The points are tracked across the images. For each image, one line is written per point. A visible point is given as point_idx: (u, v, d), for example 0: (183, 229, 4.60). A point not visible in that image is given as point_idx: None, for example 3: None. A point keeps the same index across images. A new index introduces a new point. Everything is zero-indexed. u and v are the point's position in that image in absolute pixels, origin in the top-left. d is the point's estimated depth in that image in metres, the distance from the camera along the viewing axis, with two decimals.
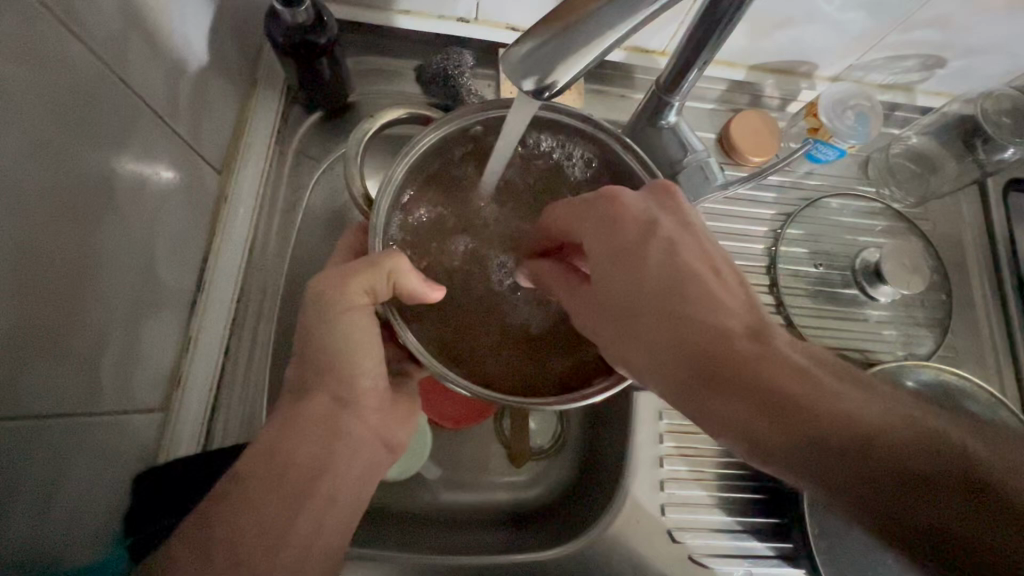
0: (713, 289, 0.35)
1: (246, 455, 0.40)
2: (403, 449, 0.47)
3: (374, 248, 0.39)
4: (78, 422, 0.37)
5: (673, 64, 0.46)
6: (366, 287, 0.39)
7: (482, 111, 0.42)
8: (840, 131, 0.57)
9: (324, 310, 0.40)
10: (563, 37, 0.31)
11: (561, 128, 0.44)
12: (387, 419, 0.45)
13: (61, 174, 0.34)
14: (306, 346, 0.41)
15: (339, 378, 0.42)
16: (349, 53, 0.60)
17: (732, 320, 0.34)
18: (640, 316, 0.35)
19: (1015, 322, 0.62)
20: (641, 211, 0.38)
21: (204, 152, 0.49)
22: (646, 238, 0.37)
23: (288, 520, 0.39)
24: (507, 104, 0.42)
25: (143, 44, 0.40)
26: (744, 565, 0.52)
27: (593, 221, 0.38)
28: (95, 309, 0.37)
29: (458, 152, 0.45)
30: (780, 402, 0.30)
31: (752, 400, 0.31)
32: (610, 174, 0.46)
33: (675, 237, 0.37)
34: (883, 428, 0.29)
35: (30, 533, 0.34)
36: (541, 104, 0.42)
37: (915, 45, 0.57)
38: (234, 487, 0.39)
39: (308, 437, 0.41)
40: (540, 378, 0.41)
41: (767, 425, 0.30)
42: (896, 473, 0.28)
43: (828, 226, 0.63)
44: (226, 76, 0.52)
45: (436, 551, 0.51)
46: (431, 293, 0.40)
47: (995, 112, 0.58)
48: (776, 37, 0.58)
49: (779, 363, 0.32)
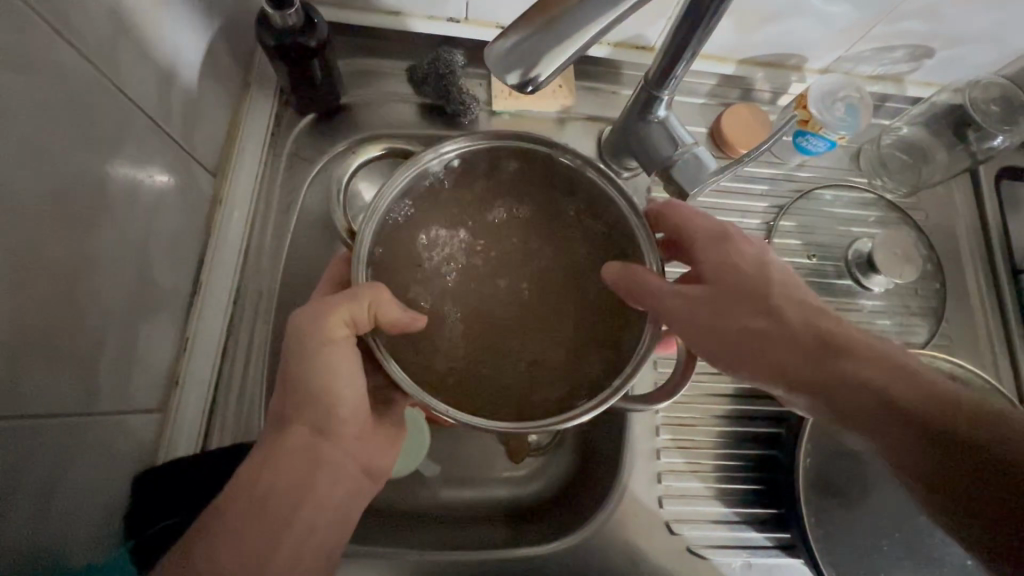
0: (775, 303, 0.39)
1: (230, 484, 0.40)
2: (384, 477, 0.48)
3: (359, 278, 0.39)
4: (74, 423, 0.37)
5: (660, 61, 0.47)
6: (346, 318, 0.38)
7: (466, 141, 0.42)
8: (829, 122, 0.58)
9: (305, 343, 0.40)
10: (545, 32, 0.32)
11: (539, 161, 0.43)
12: (366, 441, 0.46)
13: (55, 176, 0.34)
14: (289, 375, 0.41)
15: (318, 411, 0.42)
16: (342, 55, 0.61)
17: (791, 315, 0.39)
18: (735, 307, 0.40)
19: (1009, 310, 0.63)
20: (711, 244, 0.42)
21: (197, 154, 0.50)
22: (724, 252, 0.42)
23: (290, 514, 0.41)
24: (487, 134, 0.42)
25: (134, 50, 0.41)
26: (744, 556, 0.52)
27: (705, 239, 0.43)
28: (92, 310, 0.38)
29: (433, 180, 0.42)
30: (831, 372, 0.37)
31: (806, 362, 0.38)
32: (579, 203, 0.43)
33: (734, 256, 0.41)
34: (904, 406, 0.35)
35: (34, 534, 0.34)
36: (526, 134, 0.41)
37: (903, 35, 0.57)
38: (217, 519, 0.39)
39: (297, 466, 0.42)
40: (518, 392, 0.40)
41: (827, 382, 0.37)
42: (944, 445, 0.34)
43: (821, 217, 0.63)
44: (219, 80, 0.53)
45: (437, 546, 0.52)
46: (413, 322, 0.38)
47: (984, 100, 0.59)
48: (764, 31, 0.58)
49: (825, 348, 0.38)
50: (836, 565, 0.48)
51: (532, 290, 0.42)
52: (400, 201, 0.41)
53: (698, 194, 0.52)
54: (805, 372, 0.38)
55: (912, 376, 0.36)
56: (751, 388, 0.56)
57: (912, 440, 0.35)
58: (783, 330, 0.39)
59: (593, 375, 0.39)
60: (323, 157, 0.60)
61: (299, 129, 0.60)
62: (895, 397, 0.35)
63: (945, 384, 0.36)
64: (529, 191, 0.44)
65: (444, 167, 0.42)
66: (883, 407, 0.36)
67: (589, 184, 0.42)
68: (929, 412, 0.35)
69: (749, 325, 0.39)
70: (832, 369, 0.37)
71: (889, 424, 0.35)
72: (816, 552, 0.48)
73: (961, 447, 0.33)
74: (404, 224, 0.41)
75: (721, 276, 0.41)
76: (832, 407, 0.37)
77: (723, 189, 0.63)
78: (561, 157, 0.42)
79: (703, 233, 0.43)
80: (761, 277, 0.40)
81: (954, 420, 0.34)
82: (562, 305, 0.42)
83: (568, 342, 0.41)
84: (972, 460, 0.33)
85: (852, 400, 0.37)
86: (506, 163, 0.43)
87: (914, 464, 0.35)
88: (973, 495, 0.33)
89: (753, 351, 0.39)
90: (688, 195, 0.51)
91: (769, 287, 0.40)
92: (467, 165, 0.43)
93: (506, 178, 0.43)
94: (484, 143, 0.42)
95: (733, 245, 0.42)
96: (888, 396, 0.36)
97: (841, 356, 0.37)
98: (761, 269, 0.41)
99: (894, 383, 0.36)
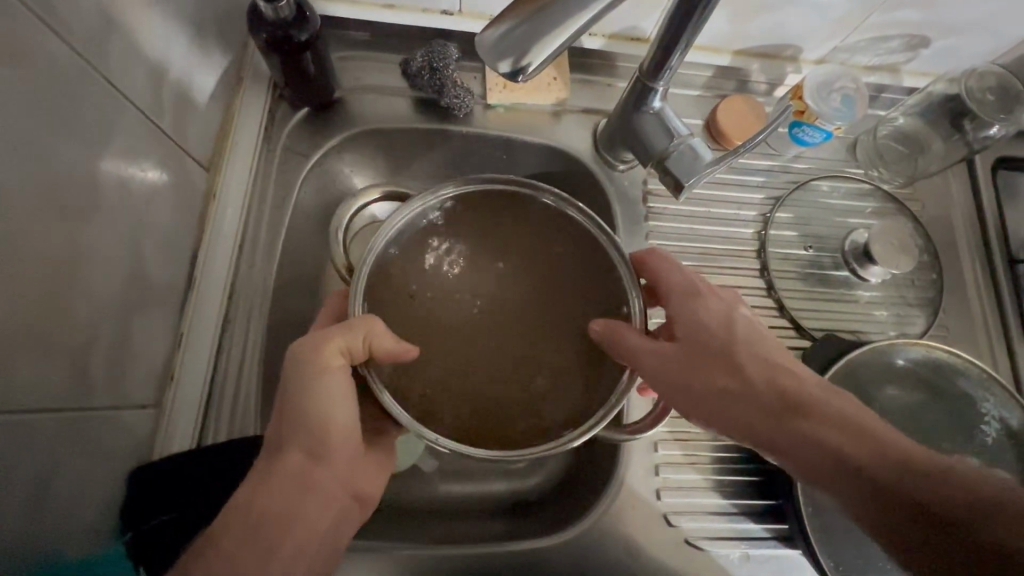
0: (738, 360, 0.41)
1: (223, 512, 0.39)
2: (373, 506, 0.47)
3: (355, 310, 0.41)
4: (65, 418, 0.37)
5: (655, 51, 0.46)
6: (341, 349, 0.40)
7: (453, 190, 0.45)
8: (825, 113, 0.57)
9: (303, 373, 0.40)
10: (536, 19, 0.32)
11: (521, 203, 0.46)
12: (358, 468, 0.45)
13: (43, 166, 0.34)
14: (284, 403, 0.41)
15: (313, 435, 0.41)
16: (334, 49, 0.61)
17: (752, 372, 0.41)
18: (702, 364, 0.42)
19: (1006, 300, 0.62)
20: (683, 300, 0.44)
21: (190, 149, 0.49)
22: (694, 307, 0.44)
23: (286, 528, 0.40)
24: (473, 180, 0.45)
25: (123, 42, 0.40)
26: (742, 547, 0.52)
27: (678, 293, 0.45)
28: (83, 305, 0.37)
29: (427, 224, 0.45)
30: (788, 428, 0.40)
31: (765, 417, 0.40)
32: (565, 240, 0.46)
33: (702, 312, 0.43)
34: (858, 462, 0.37)
35: (26, 530, 0.34)
36: (509, 179, 0.45)
37: (898, 25, 0.57)
38: (208, 548, 0.38)
39: (287, 491, 0.40)
40: (508, 420, 0.41)
41: (785, 438, 0.40)
42: (906, 499, 0.36)
43: (817, 209, 0.63)
44: (211, 72, 0.52)
45: (436, 541, 0.51)
46: (408, 352, 0.40)
47: (980, 89, 0.59)
48: (758, 23, 0.58)
49: (783, 404, 0.40)
50: (832, 553, 0.48)
51: (520, 319, 0.44)
52: (395, 243, 0.44)
53: (693, 185, 0.51)
54: (772, 428, 0.40)
55: (871, 432, 0.38)
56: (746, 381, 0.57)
57: (871, 493, 0.36)
58: (747, 388, 0.41)
59: (584, 403, 0.41)
60: (318, 151, 0.59)
61: (293, 122, 0.59)
62: (848, 452, 0.38)
63: (898, 439, 0.38)
64: (516, 229, 0.46)
65: (439, 210, 0.45)
66: (838, 462, 0.38)
67: (573, 222, 0.45)
68: (882, 467, 0.37)
69: (719, 381, 0.41)
70: (796, 425, 0.39)
71: (844, 477, 0.37)
72: (814, 542, 0.48)
73: (921, 500, 0.35)
74: (401, 262, 0.44)
75: (691, 332, 0.43)
76: (791, 461, 0.40)
77: (719, 181, 0.63)
78: (540, 198, 0.46)
79: (676, 287, 0.45)
80: (732, 333, 0.42)
81: (907, 475, 0.36)
82: (551, 332, 0.43)
83: (556, 369, 0.42)
84: (949, 518, 0.34)
85: (812, 455, 0.39)
86: (491, 206, 0.46)
87: (881, 511, 0.36)
88: (948, 549, 0.34)
89: (723, 406, 0.41)
90: (684, 186, 0.51)
91: (740, 343, 0.42)
92: (461, 208, 0.46)
93: (493, 219, 0.46)
94: (470, 189, 0.45)
95: (702, 299, 0.44)
96: (841, 451, 0.38)
97: (803, 413, 0.39)
98: (727, 325, 0.43)
99: (848, 438, 0.38)
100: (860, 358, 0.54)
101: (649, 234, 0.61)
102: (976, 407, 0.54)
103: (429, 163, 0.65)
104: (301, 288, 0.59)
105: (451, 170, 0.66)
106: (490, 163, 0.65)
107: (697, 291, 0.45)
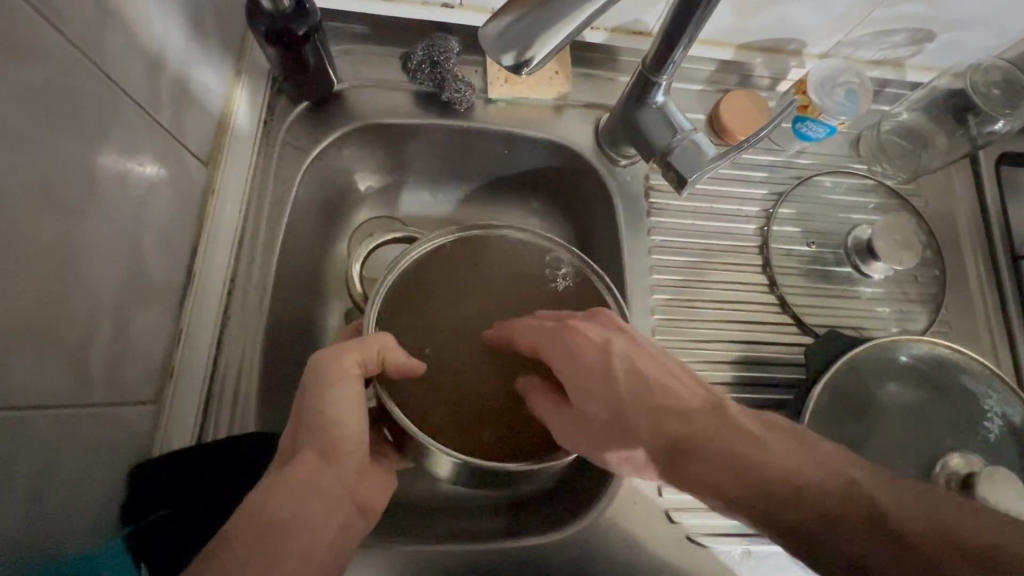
0: (628, 417, 0.39)
1: (235, 514, 0.39)
2: (375, 517, 0.45)
3: (367, 327, 0.44)
4: (63, 416, 0.36)
5: (658, 45, 0.46)
6: (357, 363, 0.41)
7: (460, 231, 0.49)
8: (829, 108, 0.57)
9: (320, 384, 0.41)
10: (540, 11, 0.31)
11: (527, 247, 0.49)
12: (364, 476, 0.44)
13: (40, 163, 0.33)
14: (298, 412, 0.41)
15: (326, 439, 0.41)
16: (335, 43, 0.61)
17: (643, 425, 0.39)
18: (595, 429, 0.40)
19: (1009, 296, 0.62)
20: (562, 361, 0.41)
21: (188, 143, 0.49)
22: (573, 366, 0.41)
23: (294, 528, 0.39)
24: (484, 224, 0.49)
25: (121, 33, 0.40)
26: (744, 543, 0.52)
27: (555, 352, 0.41)
28: (80, 302, 0.37)
29: (437, 259, 0.48)
30: (701, 480, 0.37)
31: (678, 473, 0.38)
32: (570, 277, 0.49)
33: (583, 372, 0.40)
34: (769, 498, 0.35)
35: (24, 529, 0.34)
36: (519, 227, 0.49)
37: (903, 19, 0.57)
38: (220, 551, 0.37)
39: (297, 493, 0.40)
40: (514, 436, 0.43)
41: (704, 489, 0.37)
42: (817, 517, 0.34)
43: (819, 205, 0.63)
44: (209, 65, 0.52)
45: (439, 539, 0.51)
46: (417, 367, 0.43)
47: (985, 84, 0.58)
48: (762, 17, 0.57)
49: (686, 454, 0.38)
50: None
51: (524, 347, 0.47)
52: (403, 277, 0.47)
53: (695, 182, 0.51)
54: (685, 480, 0.37)
55: (756, 466, 0.36)
56: (748, 376, 0.57)
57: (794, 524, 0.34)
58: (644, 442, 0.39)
59: None
60: (317, 147, 0.58)
61: (292, 116, 0.59)
62: (756, 487, 0.35)
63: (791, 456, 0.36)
64: (519, 265, 0.50)
65: (445, 250, 0.49)
66: (756, 503, 0.35)
67: (563, 259, 0.49)
68: (786, 497, 0.35)
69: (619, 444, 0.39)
70: (709, 487, 0.36)
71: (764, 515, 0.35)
72: None
73: (829, 516, 0.34)
74: (409, 288, 0.47)
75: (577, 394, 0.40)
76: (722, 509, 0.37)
77: (721, 176, 0.63)
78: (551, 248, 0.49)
79: (550, 347, 0.42)
80: (616, 390, 0.40)
81: (808, 498, 0.34)
82: None
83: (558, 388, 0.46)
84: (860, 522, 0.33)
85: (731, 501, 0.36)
86: (503, 244, 0.49)
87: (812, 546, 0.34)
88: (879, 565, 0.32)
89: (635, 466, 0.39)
90: (686, 181, 0.50)
91: (625, 398, 0.40)
92: (469, 245, 0.49)
93: (498, 256, 0.50)
94: (479, 231, 0.49)
95: (579, 352, 0.41)
96: (753, 489, 0.35)
97: (703, 467, 0.37)
98: (608, 378, 0.40)
99: (753, 477, 0.36)
100: (861, 355, 0.53)
101: (651, 231, 0.61)
102: (978, 404, 0.54)
103: (430, 159, 0.65)
104: (301, 284, 0.59)
105: (451, 165, 0.65)
106: (491, 159, 0.64)
107: (572, 347, 0.41)
